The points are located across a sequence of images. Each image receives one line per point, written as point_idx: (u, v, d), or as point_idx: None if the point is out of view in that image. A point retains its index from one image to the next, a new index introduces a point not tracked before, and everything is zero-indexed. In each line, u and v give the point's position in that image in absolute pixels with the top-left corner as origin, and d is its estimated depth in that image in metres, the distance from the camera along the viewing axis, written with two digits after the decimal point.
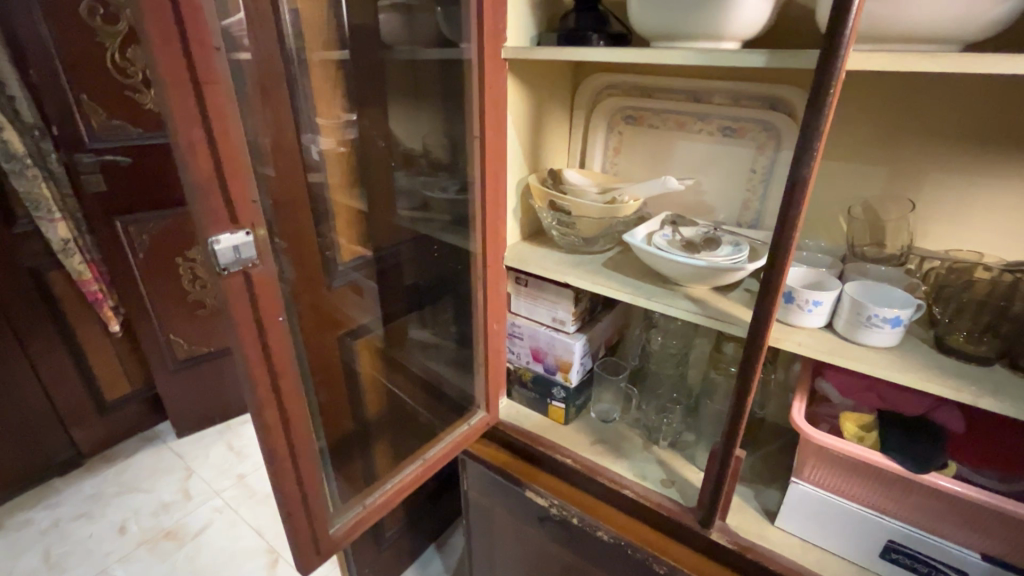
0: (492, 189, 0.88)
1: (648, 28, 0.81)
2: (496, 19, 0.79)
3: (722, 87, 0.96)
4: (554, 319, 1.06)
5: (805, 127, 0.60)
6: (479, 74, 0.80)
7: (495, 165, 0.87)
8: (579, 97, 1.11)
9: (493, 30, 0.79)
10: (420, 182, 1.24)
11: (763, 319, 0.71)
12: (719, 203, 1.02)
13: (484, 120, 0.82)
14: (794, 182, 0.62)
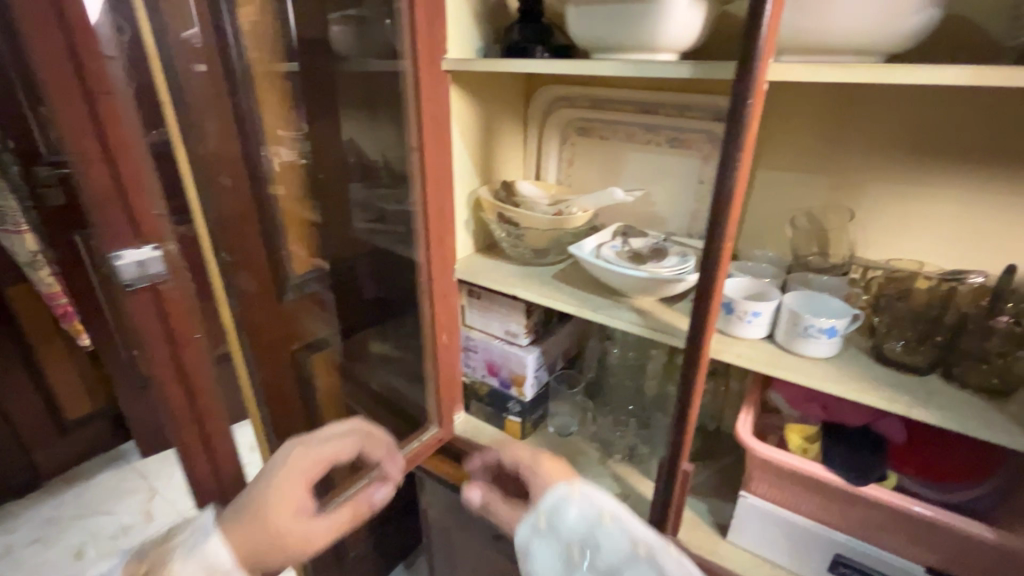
0: (433, 200, 0.87)
1: (586, 40, 0.80)
2: (430, 30, 0.79)
3: (669, 99, 0.96)
4: (507, 332, 1.04)
5: (728, 139, 0.60)
6: (416, 85, 0.79)
7: (434, 176, 0.86)
8: (531, 109, 1.11)
9: (427, 42, 0.79)
10: (377, 195, 1.18)
11: (698, 330, 0.70)
12: (671, 213, 1.02)
13: (422, 131, 0.81)
14: (720, 193, 0.62)
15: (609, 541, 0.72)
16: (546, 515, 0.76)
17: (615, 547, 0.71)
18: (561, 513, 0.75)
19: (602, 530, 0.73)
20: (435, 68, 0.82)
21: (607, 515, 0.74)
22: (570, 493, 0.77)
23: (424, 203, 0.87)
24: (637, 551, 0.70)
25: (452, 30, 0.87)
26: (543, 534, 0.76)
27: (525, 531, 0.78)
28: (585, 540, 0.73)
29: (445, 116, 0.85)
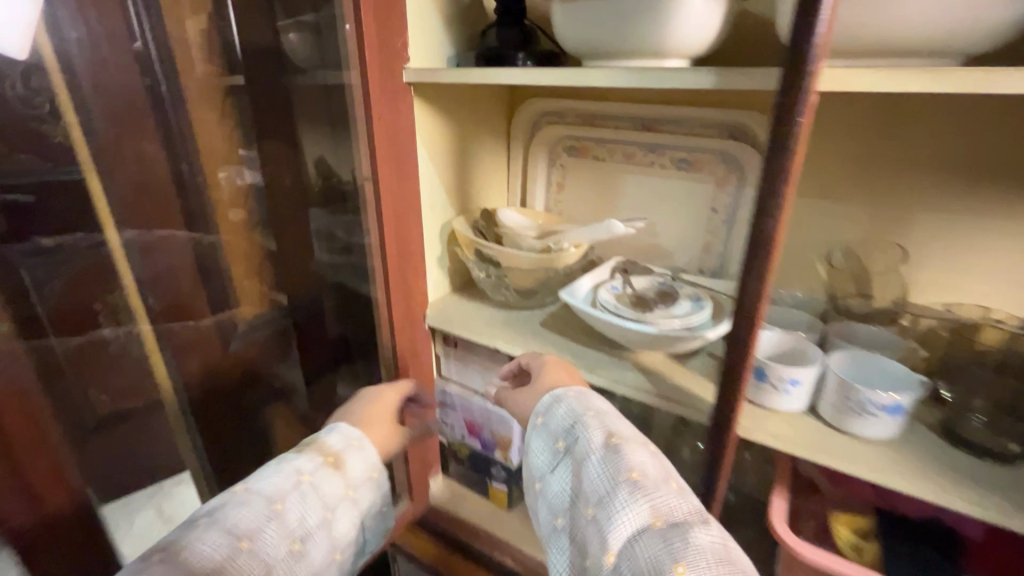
0: (384, 230, 0.74)
1: (578, 45, 0.66)
2: (377, 33, 0.65)
3: (673, 114, 0.81)
4: (489, 387, 0.89)
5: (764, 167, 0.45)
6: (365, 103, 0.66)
7: (383, 202, 0.73)
8: (514, 126, 0.97)
9: (375, 49, 0.65)
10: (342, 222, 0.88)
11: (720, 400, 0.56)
12: (678, 246, 0.87)
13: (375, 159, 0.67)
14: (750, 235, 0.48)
15: (582, 440, 0.60)
16: (544, 415, 0.65)
17: (586, 448, 0.59)
18: (552, 409, 0.64)
19: (580, 430, 0.61)
20: (386, 80, 0.68)
21: (585, 415, 0.62)
22: (565, 392, 0.66)
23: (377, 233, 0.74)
24: (608, 449, 0.58)
25: (415, 34, 0.73)
26: (538, 429, 0.65)
27: (527, 437, 0.66)
28: (567, 435, 0.62)
29: (399, 135, 0.72)
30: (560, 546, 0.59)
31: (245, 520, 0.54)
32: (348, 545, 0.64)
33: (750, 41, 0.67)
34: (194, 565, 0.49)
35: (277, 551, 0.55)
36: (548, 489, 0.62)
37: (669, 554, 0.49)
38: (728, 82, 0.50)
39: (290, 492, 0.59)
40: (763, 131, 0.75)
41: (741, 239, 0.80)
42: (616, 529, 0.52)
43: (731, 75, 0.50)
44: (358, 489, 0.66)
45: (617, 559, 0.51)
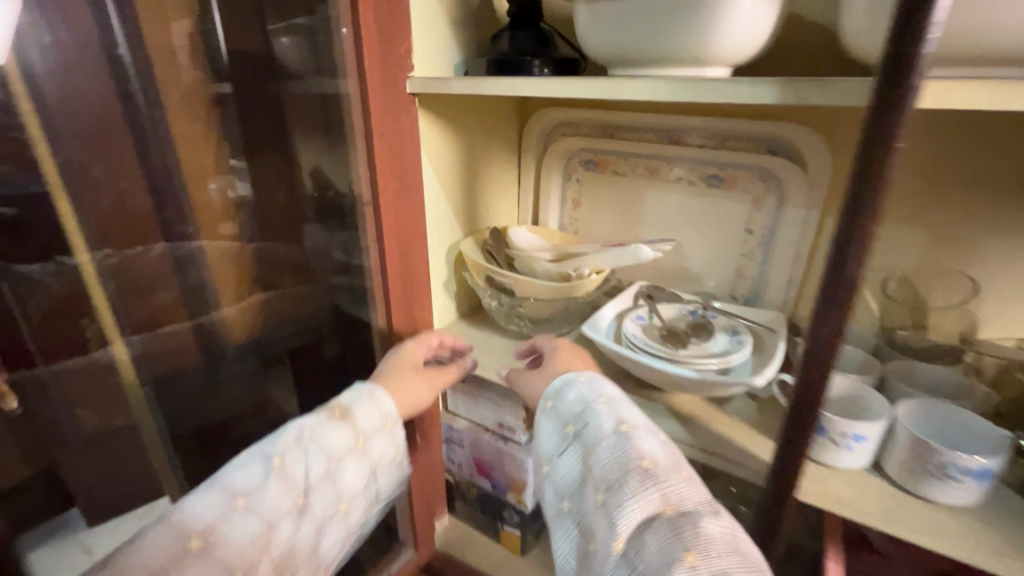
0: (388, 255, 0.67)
1: (602, 51, 0.58)
2: (379, 39, 0.58)
3: (703, 126, 0.74)
4: (501, 425, 0.80)
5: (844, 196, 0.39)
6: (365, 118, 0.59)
7: (383, 226, 0.65)
8: (526, 139, 0.89)
9: (377, 57, 0.58)
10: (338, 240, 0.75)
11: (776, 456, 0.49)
12: (708, 270, 0.79)
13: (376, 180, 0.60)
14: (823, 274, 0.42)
15: (591, 425, 0.56)
16: (553, 399, 0.61)
17: (596, 434, 0.55)
18: (563, 392, 0.60)
19: (589, 415, 0.57)
20: (389, 90, 0.60)
21: (596, 400, 0.58)
22: (575, 377, 0.62)
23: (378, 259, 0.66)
24: (619, 434, 0.54)
25: (420, 40, 0.65)
26: (546, 414, 0.61)
27: (536, 419, 0.63)
28: (577, 420, 0.58)
29: (404, 151, 0.64)
30: (568, 528, 0.56)
31: (241, 481, 0.52)
32: (363, 504, 0.60)
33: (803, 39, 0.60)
34: (187, 527, 0.48)
35: (278, 508, 0.52)
36: (555, 472, 0.58)
37: (677, 543, 0.46)
38: (793, 96, 0.43)
39: (289, 451, 0.55)
40: (807, 145, 0.67)
41: (780, 264, 0.73)
42: (625, 514, 0.49)
43: (796, 88, 0.42)
44: (369, 439, 0.61)
45: (626, 545, 0.47)
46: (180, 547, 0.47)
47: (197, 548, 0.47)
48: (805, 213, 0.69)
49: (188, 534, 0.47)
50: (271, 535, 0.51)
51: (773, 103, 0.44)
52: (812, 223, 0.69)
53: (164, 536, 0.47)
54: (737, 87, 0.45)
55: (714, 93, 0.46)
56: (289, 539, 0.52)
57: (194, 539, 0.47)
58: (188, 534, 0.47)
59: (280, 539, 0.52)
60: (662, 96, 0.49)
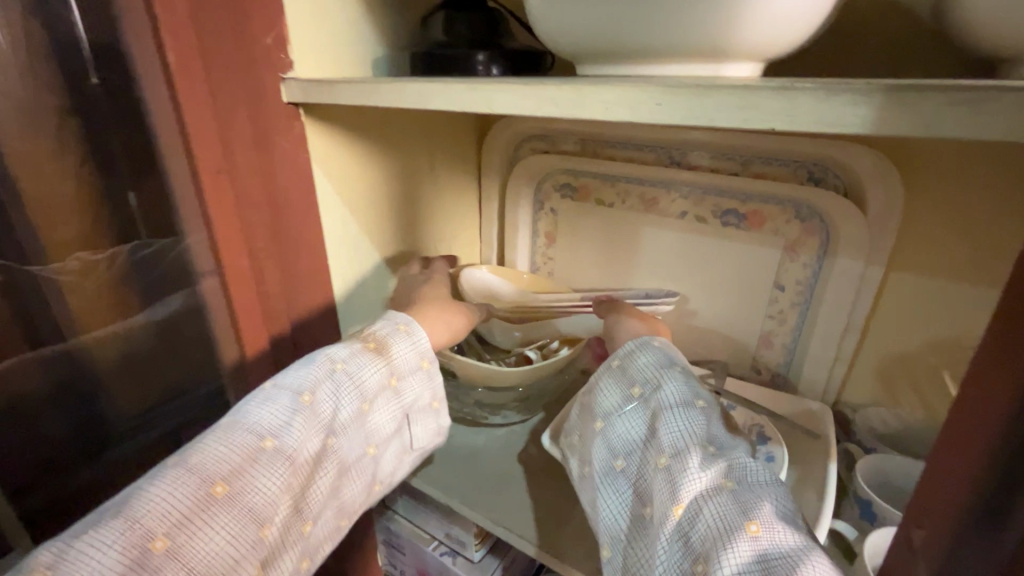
0: (267, 334, 0.48)
1: (570, 37, 0.38)
2: (205, 32, 0.38)
3: (718, 142, 0.54)
4: (449, 536, 0.61)
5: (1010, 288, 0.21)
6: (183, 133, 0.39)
7: (248, 297, 0.46)
8: (486, 156, 0.69)
9: (199, 61, 0.38)
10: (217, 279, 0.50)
11: None
12: (722, 333, 0.59)
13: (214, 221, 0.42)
14: (948, 413, 0.24)
15: (675, 384, 0.38)
16: (623, 357, 0.42)
17: (667, 398, 0.37)
18: (635, 354, 0.41)
19: (668, 373, 0.39)
20: (235, 107, 0.40)
21: (682, 364, 0.40)
22: (650, 340, 0.43)
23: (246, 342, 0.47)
24: (695, 403, 0.36)
25: (310, 24, 0.45)
26: (607, 374, 0.42)
27: (593, 376, 0.43)
28: (648, 382, 0.39)
29: (274, 192, 0.44)
30: (619, 491, 0.36)
31: (268, 416, 0.37)
32: (393, 455, 0.46)
33: (874, 17, 0.44)
34: (209, 471, 0.34)
35: (308, 453, 0.38)
36: (611, 430, 0.39)
37: (737, 507, 0.30)
38: (904, 119, 0.22)
39: (325, 383, 0.40)
40: (867, 174, 0.47)
41: (824, 334, 0.53)
42: (689, 478, 0.32)
43: (910, 103, 0.22)
44: (403, 379, 0.45)
45: (685, 517, 0.31)
46: (202, 495, 0.33)
47: (223, 495, 0.34)
48: (862, 268, 0.49)
49: (210, 478, 0.34)
50: (300, 484, 0.38)
51: (861, 130, 0.24)
52: (873, 281, 0.49)
53: (181, 480, 0.33)
54: (792, 99, 0.25)
55: (746, 111, 0.26)
56: (315, 491, 0.39)
57: (220, 484, 0.34)
58: (209, 478, 0.34)
59: (305, 488, 0.38)
60: (652, 115, 0.29)
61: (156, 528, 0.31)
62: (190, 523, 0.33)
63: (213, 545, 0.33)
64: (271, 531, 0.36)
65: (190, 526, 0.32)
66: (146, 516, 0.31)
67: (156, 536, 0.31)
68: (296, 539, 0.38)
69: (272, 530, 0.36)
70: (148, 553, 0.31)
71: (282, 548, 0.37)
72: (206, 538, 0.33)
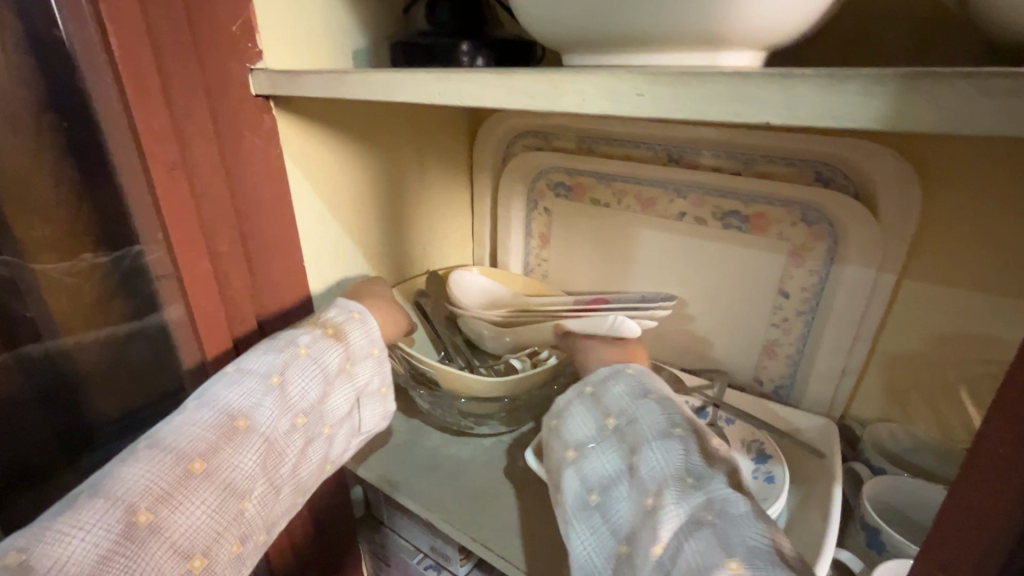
0: (232, 342, 0.45)
1: (553, 26, 0.35)
2: (156, 25, 0.35)
3: (720, 139, 0.50)
4: (434, 549, 0.58)
5: None
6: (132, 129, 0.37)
7: (214, 302, 0.43)
8: (478, 153, 0.66)
9: (151, 57, 0.35)
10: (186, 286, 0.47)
11: None
12: (722, 341, 0.56)
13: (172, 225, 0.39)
14: (969, 460, 0.21)
15: (648, 415, 0.36)
16: (595, 385, 0.41)
17: (643, 430, 0.35)
18: (608, 384, 0.40)
19: (642, 405, 0.37)
20: (191, 103, 0.38)
21: (654, 392, 0.38)
22: (622, 369, 0.41)
23: (209, 351, 0.44)
24: (671, 433, 0.34)
25: (282, 11, 0.42)
26: (580, 403, 0.40)
27: (560, 401, 0.42)
28: (623, 413, 0.37)
29: (237, 190, 0.42)
30: (593, 528, 0.33)
31: (237, 397, 0.34)
32: (348, 439, 0.42)
33: (885, 3, 0.41)
34: (184, 448, 0.31)
35: (281, 432, 0.35)
36: (584, 461, 0.36)
37: (717, 543, 0.27)
38: (923, 110, 0.19)
39: (294, 364, 0.37)
40: (881, 174, 0.44)
41: (832, 345, 0.49)
42: (666, 514, 0.30)
43: (930, 93, 0.19)
44: (358, 364, 0.42)
45: (665, 554, 0.28)
46: (179, 473, 0.31)
47: (202, 472, 0.31)
48: (874, 275, 0.46)
49: (186, 454, 0.31)
50: (276, 462, 0.35)
51: (870, 126, 0.21)
52: (885, 289, 0.46)
53: (157, 458, 0.30)
54: (792, 88, 0.22)
55: (738, 102, 0.23)
56: (292, 468, 0.37)
57: (198, 460, 0.31)
58: (186, 455, 0.31)
59: (283, 465, 0.36)
60: (633, 108, 0.26)
61: (137, 503, 0.29)
62: (172, 498, 0.30)
63: (195, 521, 0.31)
64: (250, 506, 0.34)
65: (173, 500, 0.30)
66: (127, 491, 0.29)
67: (138, 510, 0.29)
68: (274, 519, 0.36)
69: (252, 504, 0.34)
70: (131, 529, 0.28)
71: (261, 526, 0.35)
72: (190, 513, 0.30)
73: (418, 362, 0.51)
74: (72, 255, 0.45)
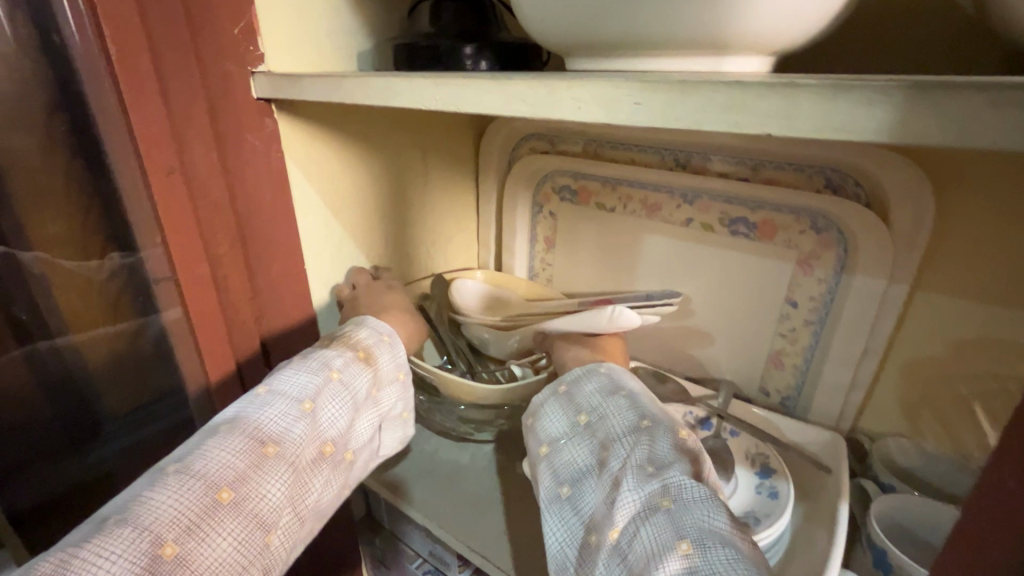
0: (230, 344, 0.46)
1: (554, 30, 0.34)
2: (154, 28, 0.35)
3: (729, 144, 0.49)
4: (433, 554, 0.58)
5: None
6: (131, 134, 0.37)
7: (211, 306, 0.43)
8: (484, 156, 0.66)
9: (148, 62, 0.35)
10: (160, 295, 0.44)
11: None
12: (727, 350, 0.55)
13: (172, 230, 0.39)
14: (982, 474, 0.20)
15: (615, 410, 0.36)
16: (569, 382, 0.40)
17: (613, 428, 0.34)
18: (580, 381, 0.39)
19: (613, 401, 0.36)
20: (190, 105, 0.38)
21: (624, 389, 0.38)
22: (595, 366, 0.40)
23: (207, 353, 0.44)
24: (640, 426, 0.34)
25: (283, 14, 0.42)
26: (553, 401, 0.40)
27: (535, 399, 0.41)
28: (595, 410, 0.37)
29: (235, 193, 0.42)
30: (564, 520, 0.33)
31: (267, 420, 0.34)
32: (370, 466, 0.41)
33: (897, 6, 0.40)
34: (213, 475, 0.31)
35: (307, 461, 0.35)
36: (556, 457, 0.36)
37: (669, 526, 0.27)
38: (930, 121, 0.18)
39: (325, 389, 0.36)
40: (893, 182, 0.42)
41: (840, 357, 0.48)
42: (623, 500, 0.30)
43: (937, 103, 0.18)
44: (383, 388, 0.42)
45: (623, 538, 0.29)
46: (205, 502, 0.30)
47: (229, 501, 0.30)
48: (885, 287, 0.44)
49: (215, 483, 0.30)
50: (302, 492, 0.34)
51: (876, 139, 0.20)
52: (896, 301, 0.44)
53: (185, 485, 0.30)
54: (793, 97, 0.21)
55: (737, 112, 0.22)
56: (317, 498, 0.36)
57: (226, 489, 0.31)
58: (214, 483, 0.30)
59: (309, 494, 0.35)
60: (630, 116, 0.25)
61: (164, 534, 0.28)
62: (198, 528, 0.29)
63: (220, 553, 0.30)
64: (275, 538, 0.33)
65: (199, 531, 0.29)
66: (154, 521, 0.28)
67: (165, 541, 0.28)
68: (297, 550, 0.35)
69: (277, 537, 0.33)
70: (156, 562, 0.27)
71: (284, 558, 0.34)
72: (214, 545, 0.29)
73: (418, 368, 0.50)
74: (81, 255, 0.44)
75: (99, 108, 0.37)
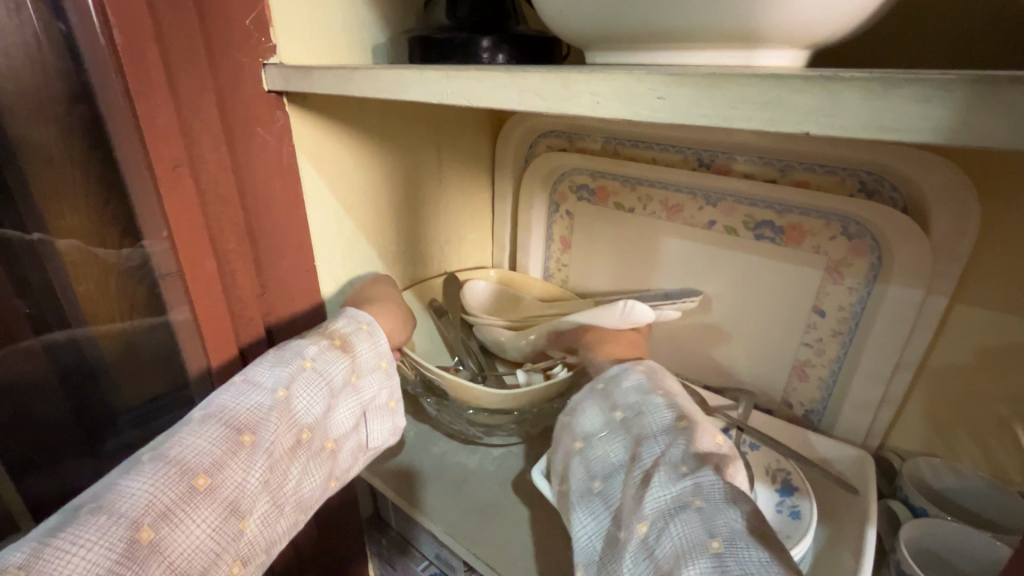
0: (235, 341, 0.45)
1: (573, 21, 0.32)
2: (163, 20, 0.35)
3: (757, 144, 0.47)
4: (439, 556, 0.57)
5: None
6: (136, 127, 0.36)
7: (216, 302, 0.43)
8: (500, 153, 0.65)
9: (158, 56, 0.35)
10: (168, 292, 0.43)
11: None
12: (748, 359, 0.53)
13: (181, 222, 0.39)
14: None
15: (653, 409, 0.34)
16: (607, 380, 0.38)
17: (647, 427, 0.33)
18: (618, 377, 0.37)
19: (652, 400, 0.34)
20: (199, 99, 0.37)
21: (664, 388, 0.36)
22: (633, 364, 0.38)
23: (213, 350, 0.44)
24: (678, 427, 0.32)
25: (296, 5, 0.41)
26: (590, 397, 0.38)
27: (574, 397, 0.39)
28: (632, 406, 0.35)
29: (244, 187, 0.42)
30: (594, 514, 0.33)
31: (242, 408, 0.33)
32: (351, 456, 0.41)
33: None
34: (190, 461, 0.30)
35: (283, 448, 0.34)
36: (590, 451, 0.35)
37: (700, 525, 0.26)
38: (997, 119, 0.16)
39: (300, 378, 0.36)
40: (934, 186, 0.40)
41: (870, 371, 0.45)
42: (653, 495, 0.29)
43: (1005, 101, 0.16)
44: (364, 377, 0.40)
45: (651, 532, 0.28)
46: (182, 489, 0.29)
47: (205, 488, 0.30)
48: (922, 298, 0.42)
49: (190, 469, 0.30)
50: (277, 480, 0.34)
51: (930, 139, 0.18)
52: (933, 313, 0.42)
53: (160, 471, 0.29)
54: (835, 94, 0.19)
55: (771, 109, 0.20)
56: (294, 485, 0.35)
57: (202, 476, 0.30)
58: (190, 469, 0.30)
59: (285, 482, 0.34)
60: (652, 112, 0.24)
61: (141, 519, 0.27)
62: (173, 515, 0.28)
63: (195, 540, 0.29)
64: (250, 525, 0.32)
65: (174, 518, 0.28)
66: (129, 507, 0.27)
67: (141, 526, 0.27)
68: (275, 539, 0.34)
69: (252, 523, 0.32)
70: (132, 547, 0.26)
71: (261, 547, 0.33)
72: (190, 531, 0.29)
73: (428, 369, 0.49)
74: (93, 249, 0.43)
75: (107, 104, 0.37)
